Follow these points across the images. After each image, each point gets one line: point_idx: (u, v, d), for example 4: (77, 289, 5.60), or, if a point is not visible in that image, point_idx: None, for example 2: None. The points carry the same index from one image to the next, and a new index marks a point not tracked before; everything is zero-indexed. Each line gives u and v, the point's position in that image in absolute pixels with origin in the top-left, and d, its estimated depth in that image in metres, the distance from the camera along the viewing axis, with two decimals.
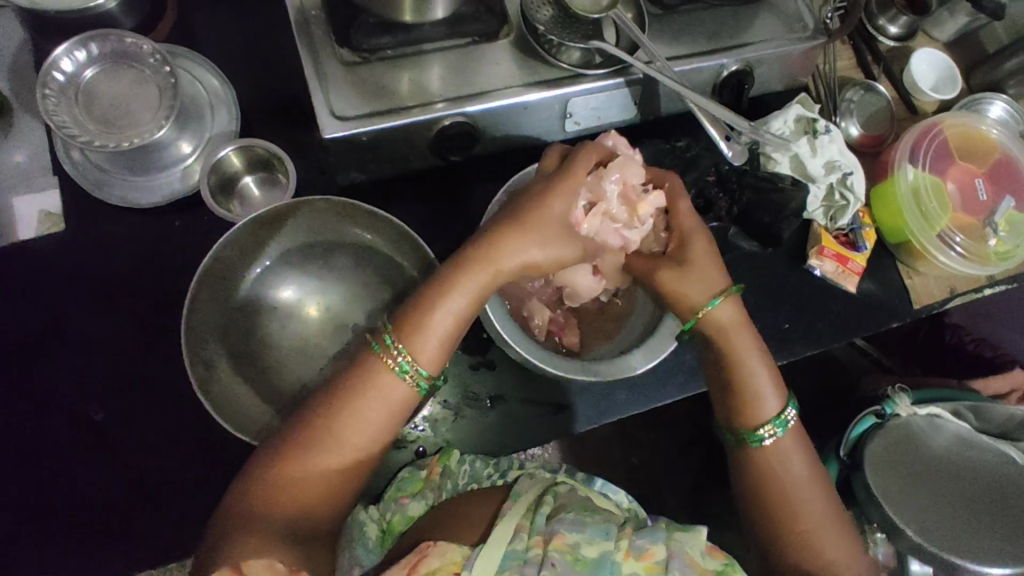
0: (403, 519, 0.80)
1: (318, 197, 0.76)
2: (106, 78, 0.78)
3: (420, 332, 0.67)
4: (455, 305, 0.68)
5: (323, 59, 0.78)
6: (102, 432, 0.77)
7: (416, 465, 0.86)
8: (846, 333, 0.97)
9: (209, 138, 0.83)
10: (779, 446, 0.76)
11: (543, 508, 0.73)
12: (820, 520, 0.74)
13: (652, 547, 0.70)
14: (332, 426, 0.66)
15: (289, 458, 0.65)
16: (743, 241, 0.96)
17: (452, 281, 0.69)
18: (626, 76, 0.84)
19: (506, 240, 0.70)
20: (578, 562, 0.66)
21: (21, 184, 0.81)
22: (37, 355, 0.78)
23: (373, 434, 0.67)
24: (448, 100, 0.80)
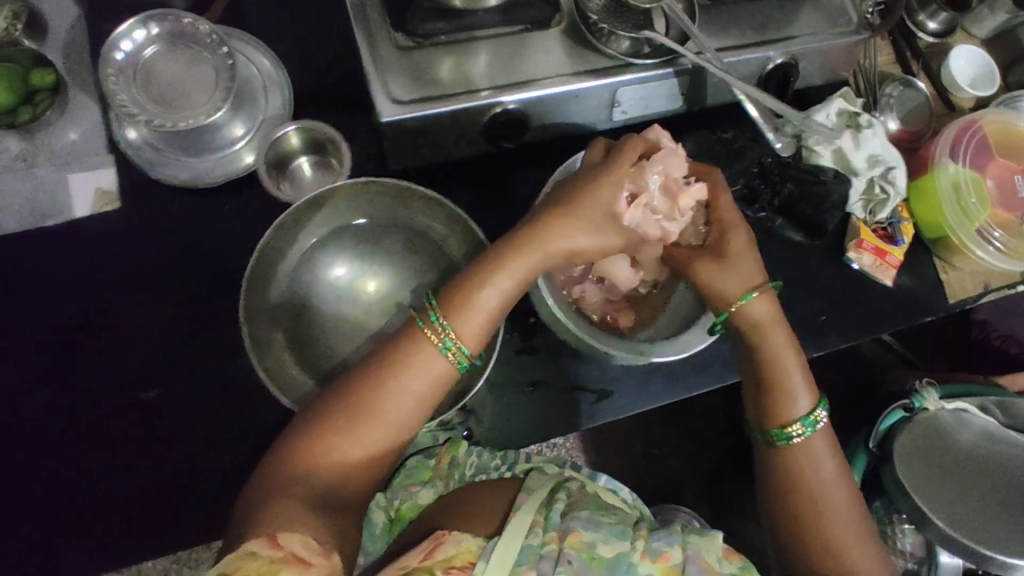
0: (413, 507, 0.77)
1: (369, 179, 0.78)
2: (165, 58, 0.78)
3: (468, 308, 0.65)
4: (502, 284, 0.67)
5: (379, 43, 0.78)
6: (157, 408, 0.78)
7: (425, 453, 0.82)
8: (883, 325, 0.98)
9: (261, 121, 0.83)
10: (809, 445, 0.75)
11: (558, 504, 0.72)
12: (841, 517, 0.73)
13: (668, 550, 0.69)
14: (364, 405, 0.63)
15: (324, 432, 0.62)
16: (789, 231, 0.95)
17: (501, 257, 0.67)
18: (675, 67, 0.85)
19: (551, 222, 0.68)
20: (594, 561, 0.67)
21: (76, 162, 0.81)
22: (94, 331, 0.79)
23: (410, 412, 0.65)
24: (493, 88, 0.80)
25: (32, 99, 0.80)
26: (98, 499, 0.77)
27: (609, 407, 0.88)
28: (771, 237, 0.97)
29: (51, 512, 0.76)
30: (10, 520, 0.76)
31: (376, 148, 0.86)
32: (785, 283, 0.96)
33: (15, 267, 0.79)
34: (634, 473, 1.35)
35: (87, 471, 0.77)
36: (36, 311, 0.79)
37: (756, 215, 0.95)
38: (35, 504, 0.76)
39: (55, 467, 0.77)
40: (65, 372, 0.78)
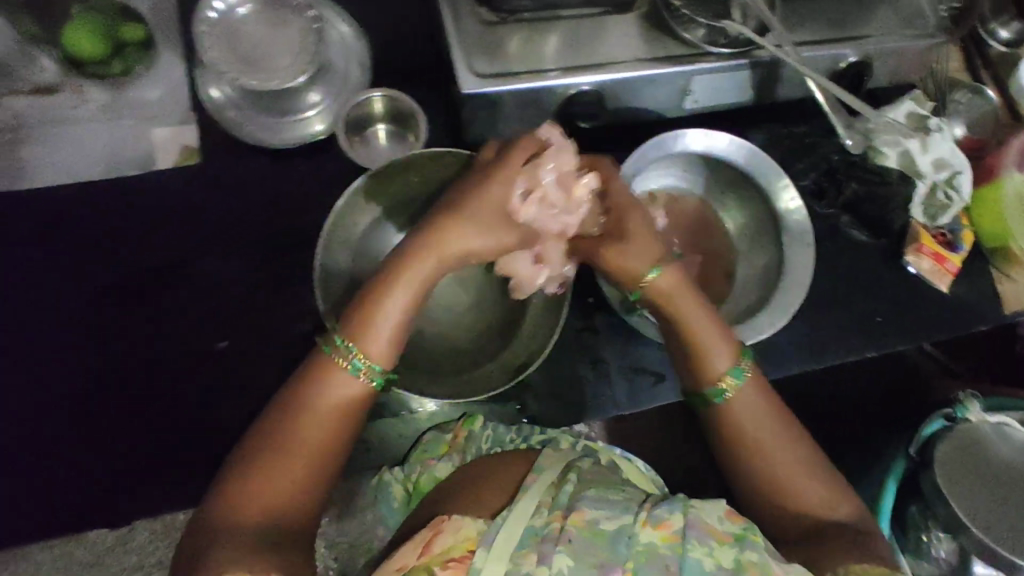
0: (430, 480, 0.80)
1: (454, 151, 0.77)
2: (255, 20, 0.79)
3: (369, 327, 0.64)
4: (403, 298, 0.65)
5: (464, 17, 0.79)
6: (226, 363, 0.79)
7: (440, 429, 0.87)
8: (938, 331, 0.98)
9: (339, 87, 0.84)
10: (745, 407, 0.71)
11: (567, 485, 0.67)
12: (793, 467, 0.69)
13: (669, 516, 0.62)
14: (298, 421, 0.63)
15: (245, 468, 0.61)
16: (855, 232, 0.98)
17: (394, 273, 0.65)
18: (751, 59, 0.85)
19: (445, 228, 0.66)
20: (595, 535, 0.60)
21: (161, 117, 0.82)
22: (168, 282, 0.80)
23: (325, 435, 0.63)
24: (560, 69, 0.80)
25: (122, 53, 0.81)
26: (99, 498, 0.77)
27: (662, 391, 0.89)
28: (826, 238, 0.98)
29: (115, 457, 0.77)
30: (60, 473, 0.76)
31: (452, 122, 0.87)
32: (840, 282, 0.97)
33: (94, 215, 0.80)
34: None
35: (152, 421, 0.78)
36: (111, 259, 0.80)
37: (821, 211, 0.98)
38: (40, 502, 0.76)
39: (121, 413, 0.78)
40: (138, 321, 0.79)
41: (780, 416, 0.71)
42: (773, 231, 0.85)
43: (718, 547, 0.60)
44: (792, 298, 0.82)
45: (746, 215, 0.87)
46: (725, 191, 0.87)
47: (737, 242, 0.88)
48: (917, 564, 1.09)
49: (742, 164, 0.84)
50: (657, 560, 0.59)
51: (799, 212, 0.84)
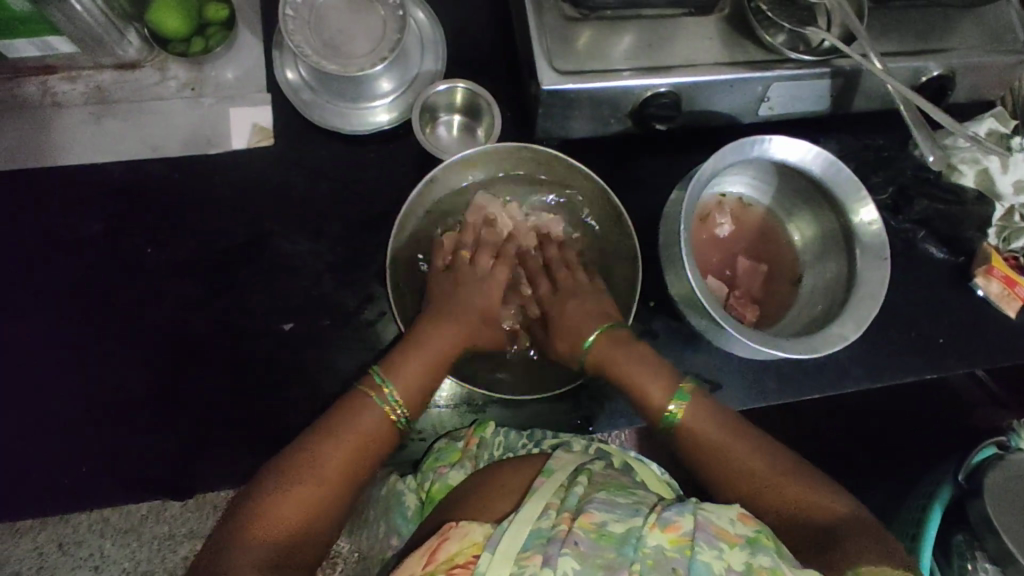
0: (443, 487, 0.77)
1: (531, 148, 0.79)
2: (338, 4, 0.79)
3: (405, 367, 0.71)
4: (435, 352, 0.73)
5: (546, 10, 0.78)
6: (287, 345, 0.79)
7: (451, 437, 0.84)
8: (1003, 358, 0.95)
9: (414, 76, 0.84)
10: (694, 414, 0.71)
11: (576, 487, 0.66)
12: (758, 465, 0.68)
13: (679, 518, 0.61)
14: (327, 441, 0.65)
15: (283, 467, 0.63)
16: (931, 247, 0.95)
17: (423, 332, 0.74)
18: (832, 67, 0.82)
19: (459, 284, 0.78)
20: (603, 539, 0.59)
21: (238, 97, 0.82)
22: (236, 261, 0.80)
23: (356, 446, 0.65)
24: (634, 69, 0.79)
25: (205, 32, 0.82)
26: (142, 481, 0.76)
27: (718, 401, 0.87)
28: (897, 254, 0.94)
29: (161, 440, 0.77)
30: (117, 444, 0.77)
31: (523, 116, 0.86)
32: (904, 300, 0.94)
33: (168, 191, 0.81)
34: None
35: (210, 397, 0.78)
36: (182, 235, 0.80)
37: (898, 225, 0.94)
38: (102, 465, 0.76)
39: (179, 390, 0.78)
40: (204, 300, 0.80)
41: (741, 428, 0.71)
42: (848, 246, 0.82)
43: (728, 550, 0.59)
44: (867, 305, 0.77)
45: (814, 225, 0.85)
46: (797, 199, 0.86)
47: (804, 251, 0.87)
48: None
49: (818, 173, 0.80)
50: (665, 564, 0.58)
51: (875, 223, 0.79)
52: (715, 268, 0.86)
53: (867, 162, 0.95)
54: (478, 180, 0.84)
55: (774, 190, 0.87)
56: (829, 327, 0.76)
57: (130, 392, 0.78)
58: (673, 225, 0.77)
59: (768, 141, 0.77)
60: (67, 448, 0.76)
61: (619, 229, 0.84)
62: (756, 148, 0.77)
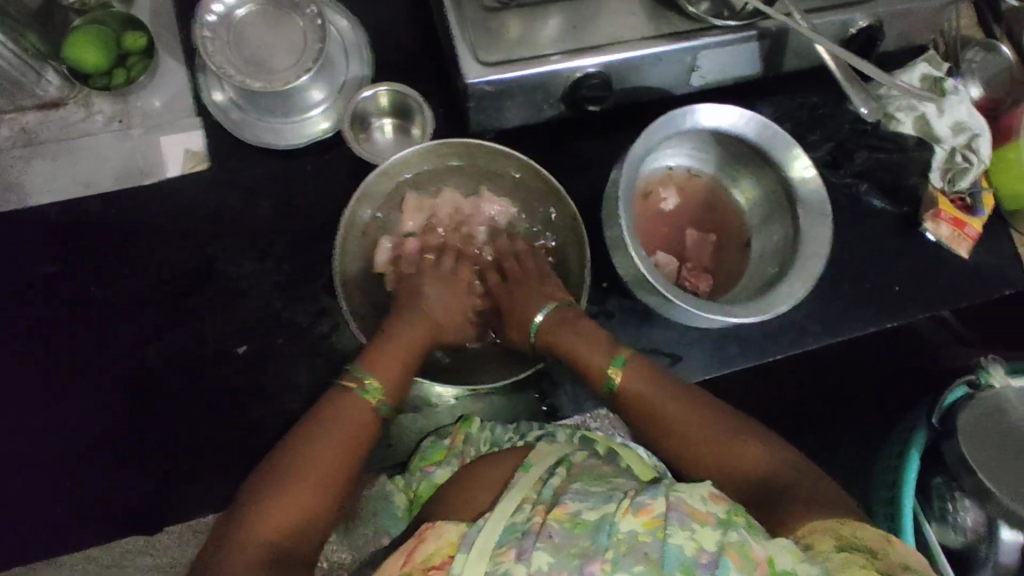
0: (430, 487, 0.78)
1: (459, 141, 0.78)
2: (256, 20, 0.78)
3: (383, 359, 0.71)
4: (405, 340, 0.73)
5: (465, 2, 0.77)
6: (243, 367, 0.79)
7: (439, 435, 0.84)
8: (959, 299, 0.96)
9: (342, 84, 0.84)
10: (639, 388, 0.73)
11: (552, 480, 0.67)
12: (708, 435, 0.68)
13: (652, 501, 0.58)
14: (311, 438, 0.64)
15: (259, 486, 0.61)
16: (874, 199, 0.96)
17: (393, 320, 0.75)
18: (757, 30, 0.82)
19: (419, 275, 0.79)
20: (577, 528, 0.58)
21: (167, 125, 0.82)
22: (183, 290, 0.80)
23: (333, 454, 0.63)
24: (564, 53, 0.78)
25: (125, 63, 0.81)
26: (114, 517, 0.77)
27: (681, 372, 0.88)
28: (842, 210, 0.96)
29: (128, 476, 0.77)
30: (86, 484, 0.77)
31: (456, 112, 0.86)
32: (857, 253, 0.95)
33: (106, 227, 0.80)
34: None
35: (172, 428, 0.78)
36: (127, 268, 0.80)
37: (840, 180, 0.95)
38: (73, 506, 0.76)
39: (143, 423, 0.78)
40: (157, 331, 0.79)
41: (691, 396, 0.72)
42: (792, 210, 0.82)
43: (701, 530, 0.55)
44: (811, 270, 0.77)
45: (756, 188, 0.86)
46: (738, 165, 0.86)
47: (751, 215, 0.87)
48: (943, 533, 1.08)
49: (754, 138, 0.80)
50: (637, 549, 0.55)
51: (814, 180, 0.80)
52: (664, 243, 0.87)
53: (802, 121, 0.96)
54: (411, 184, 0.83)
55: (715, 158, 0.87)
56: (778, 287, 0.78)
57: (94, 430, 0.78)
58: (611, 208, 0.77)
59: (699, 108, 0.77)
60: (36, 492, 0.76)
61: (554, 198, 0.83)
62: (686, 117, 0.77)
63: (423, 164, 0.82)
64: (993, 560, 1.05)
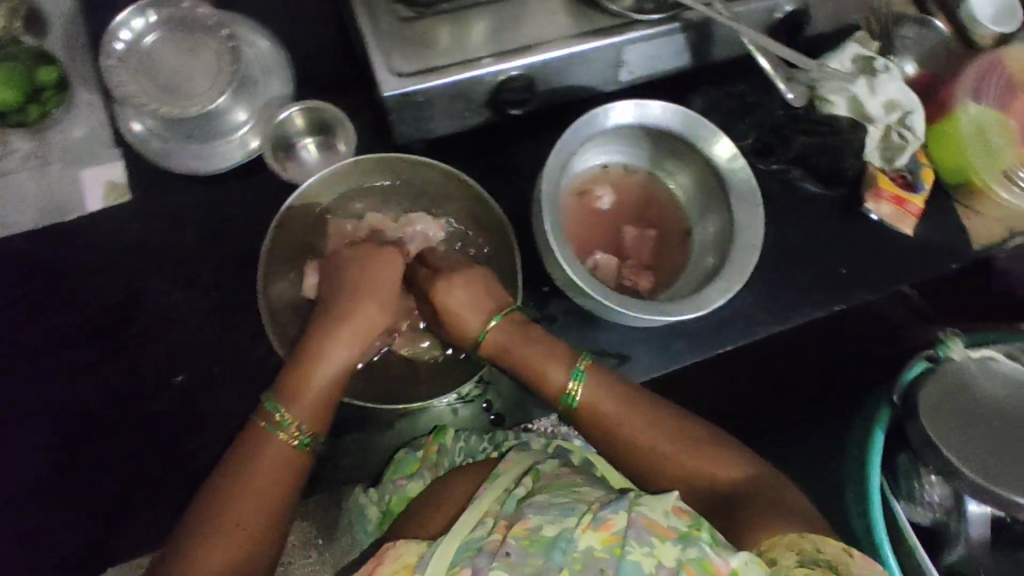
0: (402, 500, 0.78)
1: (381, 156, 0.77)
2: (165, 46, 0.77)
3: (302, 389, 0.67)
4: (331, 361, 0.68)
5: (379, 14, 0.76)
6: (177, 400, 0.78)
7: (413, 446, 0.84)
8: (906, 277, 0.96)
9: (264, 103, 0.83)
10: (594, 401, 0.70)
11: (517, 491, 0.68)
12: (668, 443, 0.68)
13: (613, 516, 0.59)
14: (247, 466, 0.63)
15: (200, 515, 0.60)
16: (808, 184, 0.96)
17: (320, 333, 0.69)
18: (680, 21, 0.81)
19: (348, 273, 0.73)
20: (534, 545, 0.59)
21: (87, 158, 0.80)
22: (111, 325, 0.79)
23: (274, 481, 0.63)
24: (494, 55, 0.77)
25: (40, 97, 0.79)
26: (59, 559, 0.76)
27: (629, 371, 0.88)
28: (781, 197, 0.96)
29: (70, 517, 0.76)
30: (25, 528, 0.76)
31: (381, 125, 0.85)
32: (802, 238, 0.95)
33: (30, 266, 0.79)
34: None
35: (110, 465, 0.77)
36: (55, 306, 0.79)
37: (771, 168, 0.95)
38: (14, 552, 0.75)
39: (83, 460, 0.77)
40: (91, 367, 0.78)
41: (651, 404, 0.70)
42: (724, 197, 0.82)
43: (660, 545, 0.57)
44: (744, 261, 0.78)
45: (690, 177, 0.86)
46: (670, 157, 0.85)
47: (688, 206, 0.87)
48: (912, 511, 1.08)
49: (679, 130, 0.80)
50: (593, 565, 0.56)
51: (744, 168, 0.80)
52: (602, 241, 0.86)
53: (731, 110, 0.95)
54: (333, 207, 0.80)
55: (647, 153, 0.86)
56: (709, 285, 0.77)
57: (32, 473, 0.77)
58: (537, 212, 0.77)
59: (615, 107, 0.77)
60: None
61: (480, 206, 0.80)
62: (604, 115, 0.77)
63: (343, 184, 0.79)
64: (963, 535, 1.04)
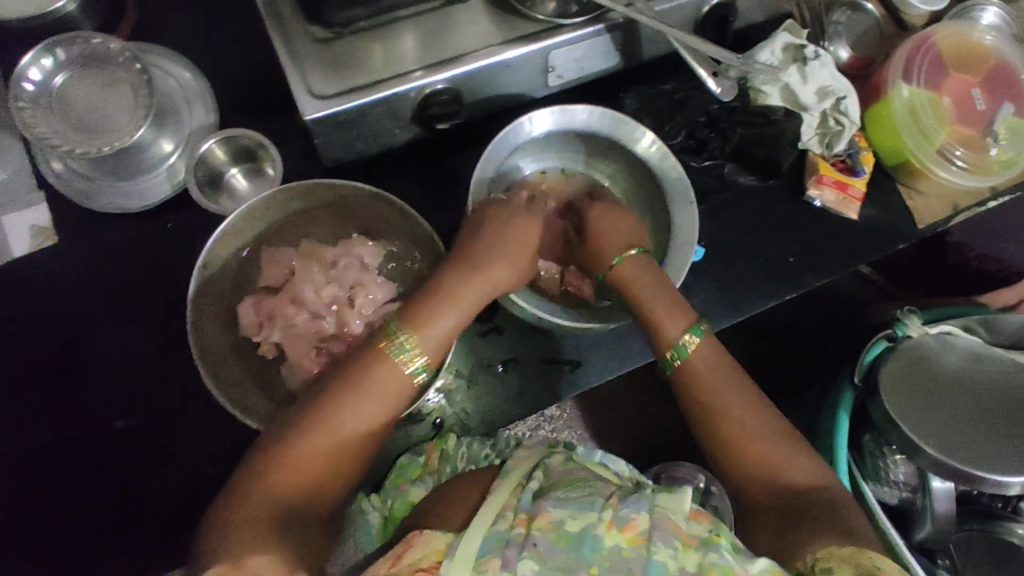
0: (404, 505, 0.76)
1: (284, 186, 0.74)
2: (77, 83, 0.76)
3: (427, 329, 0.67)
4: (468, 295, 0.70)
5: (294, 36, 0.74)
6: (125, 434, 0.80)
7: (414, 451, 0.83)
8: (855, 260, 0.96)
9: (189, 134, 0.82)
10: (705, 361, 0.73)
11: (530, 485, 0.65)
12: (757, 432, 0.70)
13: (635, 516, 0.59)
14: (344, 394, 0.63)
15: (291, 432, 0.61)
16: (742, 177, 0.95)
17: (465, 267, 0.71)
18: (605, 22, 0.80)
19: (498, 208, 0.74)
20: (561, 539, 0.58)
21: (11, 202, 0.82)
22: (53, 366, 0.80)
23: (366, 424, 0.63)
24: (425, 67, 0.76)
25: None
26: None
27: (582, 377, 0.87)
28: (717, 192, 0.95)
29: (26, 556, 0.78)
30: None
31: (307, 148, 0.85)
32: (748, 229, 0.95)
33: None
34: (636, 433, 1.29)
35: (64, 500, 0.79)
36: None
37: (704, 165, 0.94)
38: None
39: (43, 501, 0.79)
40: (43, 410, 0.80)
41: (755, 395, 0.73)
42: (660, 195, 0.82)
43: (683, 550, 0.56)
44: (678, 264, 0.78)
45: (625, 176, 0.86)
46: (605, 158, 0.86)
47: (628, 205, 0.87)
48: (879, 490, 1.08)
49: (607, 130, 0.81)
50: (621, 564, 0.56)
51: (676, 169, 0.80)
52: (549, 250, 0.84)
53: (662, 109, 0.93)
54: (257, 244, 0.77)
55: (584, 155, 0.87)
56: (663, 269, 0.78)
57: None
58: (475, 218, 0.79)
59: (533, 114, 0.78)
60: None
61: (409, 221, 0.77)
62: (528, 123, 0.78)
63: (263, 218, 0.76)
64: (930, 512, 1.01)
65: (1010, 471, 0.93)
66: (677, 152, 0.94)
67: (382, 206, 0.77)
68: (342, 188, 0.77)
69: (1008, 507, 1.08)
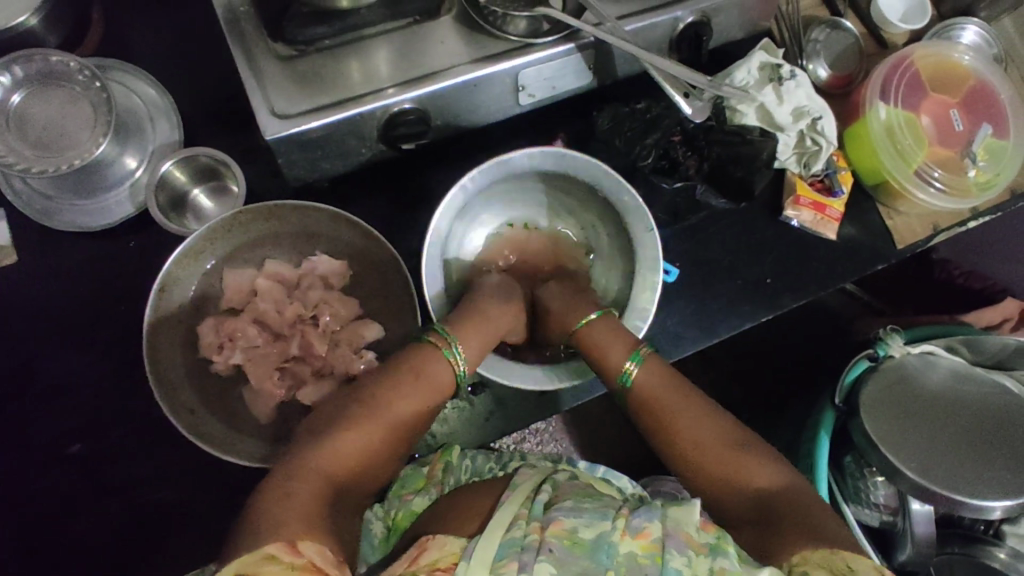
0: (408, 515, 0.73)
1: (236, 211, 0.73)
2: (35, 101, 0.76)
3: (473, 336, 0.74)
4: (495, 318, 0.77)
5: (257, 55, 0.73)
6: (87, 449, 0.80)
7: (418, 462, 0.81)
8: (832, 281, 0.95)
9: (153, 151, 0.82)
10: (654, 385, 0.73)
11: (541, 495, 0.63)
12: (721, 446, 0.69)
13: (648, 524, 0.58)
14: (389, 389, 0.68)
15: (341, 415, 0.66)
16: (714, 199, 0.93)
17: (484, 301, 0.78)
18: (576, 41, 0.78)
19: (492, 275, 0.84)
20: (576, 546, 0.56)
21: None
22: (17, 382, 0.80)
23: (414, 417, 0.68)
24: (397, 85, 0.74)
25: None
26: None
27: (553, 401, 0.87)
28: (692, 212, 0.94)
29: None
30: None
31: (275, 167, 0.84)
32: (723, 249, 0.94)
33: None
34: (618, 451, 1.27)
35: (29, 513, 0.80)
36: None
37: (675, 186, 0.92)
38: None
39: (42, 498, 0.80)
40: (8, 421, 0.80)
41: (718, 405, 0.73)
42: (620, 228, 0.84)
43: (696, 557, 0.55)
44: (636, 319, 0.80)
45: (598, 217, 0.86)
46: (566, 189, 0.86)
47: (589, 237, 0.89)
48: (860, 513, 1.04)
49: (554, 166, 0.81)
50: (637, 571, 0.54)
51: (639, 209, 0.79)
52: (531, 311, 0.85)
53: (634, 130, 0.91)
54: (217, 266, 0.77)
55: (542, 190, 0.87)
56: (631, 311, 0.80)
57: None
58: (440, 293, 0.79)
59: (482, 165, 0.76)
60: None
61: (374, 243, 0.77)
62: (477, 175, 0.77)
63: (223, 240, 0.76)
64: (910, 535, 0.99)
65: (999, 492, 0.91)
66: (649, 173, 0.92)
67: (348, 228, 0.76)
68: (305, 213, 0.76)
69: (991, 531, 1.06)
